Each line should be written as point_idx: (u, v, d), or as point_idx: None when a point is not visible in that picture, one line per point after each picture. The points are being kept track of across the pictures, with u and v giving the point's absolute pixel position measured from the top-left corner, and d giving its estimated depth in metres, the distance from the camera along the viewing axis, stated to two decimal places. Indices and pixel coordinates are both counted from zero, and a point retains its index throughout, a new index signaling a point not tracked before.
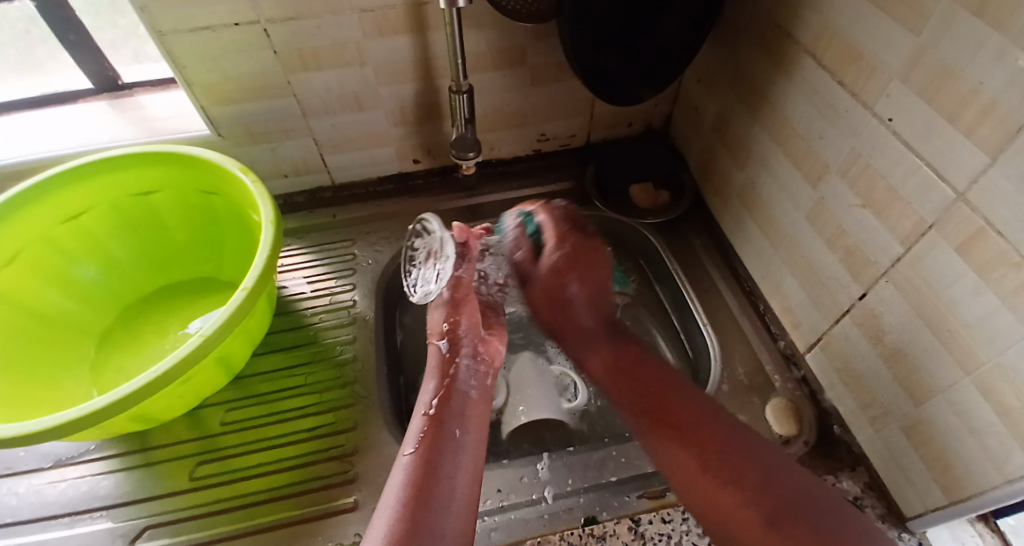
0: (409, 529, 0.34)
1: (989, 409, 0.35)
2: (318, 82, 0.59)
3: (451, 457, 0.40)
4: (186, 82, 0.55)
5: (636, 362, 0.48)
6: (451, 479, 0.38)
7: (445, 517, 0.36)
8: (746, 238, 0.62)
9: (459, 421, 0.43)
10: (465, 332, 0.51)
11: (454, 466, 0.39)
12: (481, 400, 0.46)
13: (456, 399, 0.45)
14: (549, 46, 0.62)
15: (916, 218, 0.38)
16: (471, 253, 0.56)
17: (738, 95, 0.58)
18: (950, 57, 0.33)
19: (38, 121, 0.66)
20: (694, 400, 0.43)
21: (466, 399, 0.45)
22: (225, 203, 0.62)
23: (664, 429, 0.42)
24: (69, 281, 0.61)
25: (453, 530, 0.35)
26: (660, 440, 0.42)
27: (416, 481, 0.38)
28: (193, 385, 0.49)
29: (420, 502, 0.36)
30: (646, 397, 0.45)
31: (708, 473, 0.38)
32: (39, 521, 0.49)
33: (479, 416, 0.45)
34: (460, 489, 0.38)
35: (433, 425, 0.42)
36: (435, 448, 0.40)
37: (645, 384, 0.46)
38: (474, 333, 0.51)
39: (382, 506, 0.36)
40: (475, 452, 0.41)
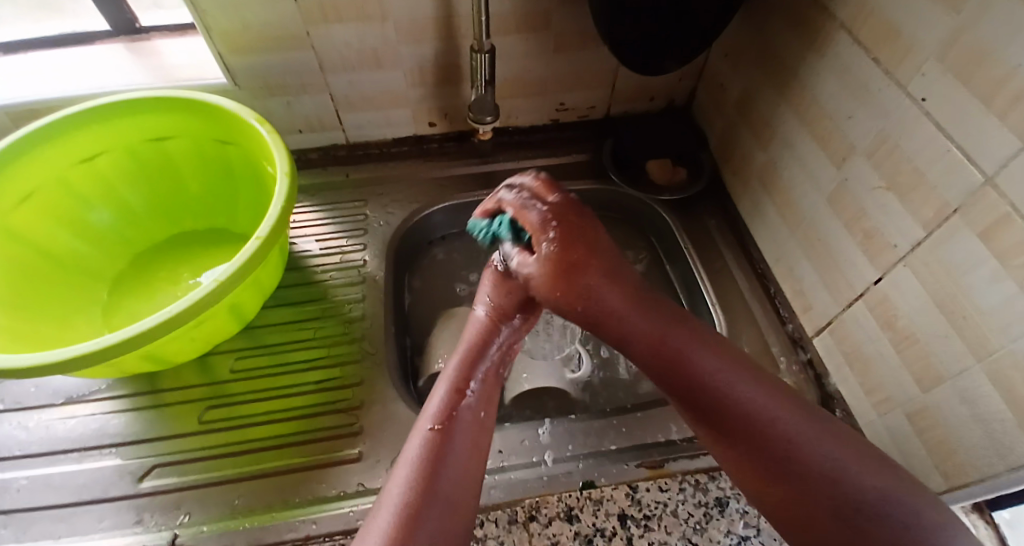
0: (421, 503, 0.34)
1: (998, 396, 0.35)
2: (337, 35, 0.58)
3: (466, 434, 0.40)
4: (204, 26, 0.55)
5: (682, 334, 0.39)
6: (462, 455, 0.38)
7: (451, 495, 0.36)
8: (762, 220, 0.61)
9: (482, 400, 0.43)
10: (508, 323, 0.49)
11: (468, 442, 0.39)
12: (495, 383, 0.45)
13: (479, 378, 0.44)
14: (574, 12, 0.60)
15: (941, 202, 0.38)
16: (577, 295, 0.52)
17: (765, 72, 0.57)
18: (989, 37, 0.32)
19: (51, 60, 0.65)
20: (713, 359, 0.37)
21: (487, 380, 0.45)
22: (240, 153, 0.61)
23: (703, 419, 0.37)
24: (81, 225, 0.62)
25: (461, 507, 0.35)
26: (712, 436, 0.36)
27: (430, 454, 0.37)
28: (205, 331, 0.50)
29: (433, 476, 0.36)
30: (681, 379, 0.37)
31: (770, 475, 0.34)
32: (49, 455, 0.50)
33: (492, 396, 0.44)
34: (466, 464, 0.38)
35: (455, 398, 0.42)
36: (453, 425, 0.40)
37: (686, 364, 0.37)
38: (513, 312, 0.49)
39: (396, 475, 0.36)
40: (485, 431, 0.41)
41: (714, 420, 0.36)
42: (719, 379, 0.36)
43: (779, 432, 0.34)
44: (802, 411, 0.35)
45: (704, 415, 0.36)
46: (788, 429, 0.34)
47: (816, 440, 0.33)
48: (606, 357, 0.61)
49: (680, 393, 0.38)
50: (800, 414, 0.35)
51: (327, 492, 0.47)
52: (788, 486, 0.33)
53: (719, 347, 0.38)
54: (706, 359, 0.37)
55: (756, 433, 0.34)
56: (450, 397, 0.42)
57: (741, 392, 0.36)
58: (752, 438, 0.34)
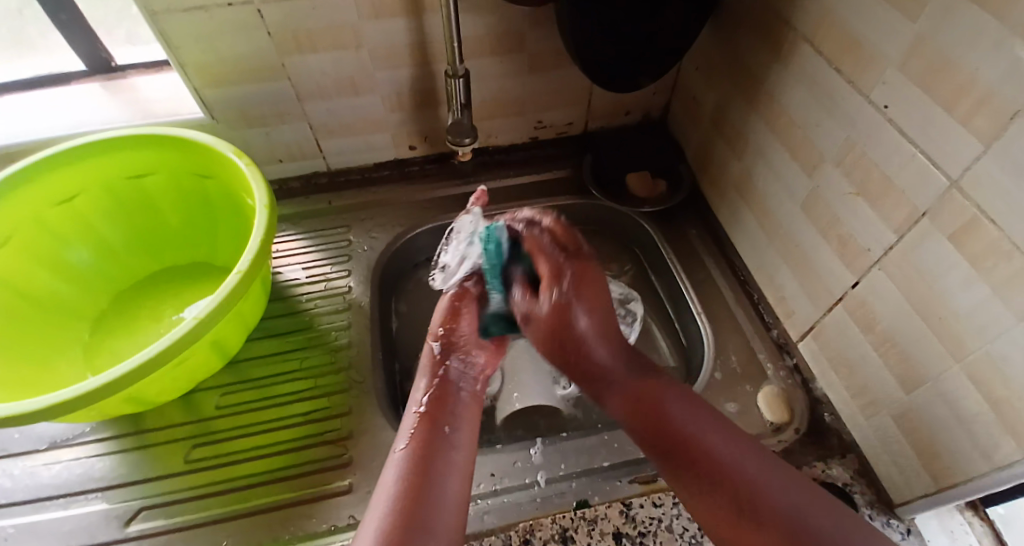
0: (401, 530, 0.34)
1: (978, 396, 0.36)
2: (313, 66, 0.58)
3: (444, 456, 0.40)
4: (179, 62, 0.55)
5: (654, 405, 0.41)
6: (445, 478, 0.38)
7: (437, 519, 0.35)
8: (741, 229, 0.62)
9: (453, 419, 0.42)
10: (464, 337, 0.49)
11: (447, 464, 0.39)
12: (475, 405, 0.45)
13: (450, 401, 0.44)
14: (547, 32, 0.61)
15: (910, 206, 0.38)
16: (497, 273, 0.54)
17: (736, 84, 0.58)
18: (946, 45, 0.33)
19: (27, 102, 0.65)
20: (699, 417, 0.40)
21: (460, 399, 0.44)
22: (219, 186, 0.61)
23: (676, 464, 0.38)
24: (62, 265, 0.61)
25: (447, 532, 0.35)
26: (684, 486, 0.37)
27: (408, 481, 0.37)
28: (187, 367, 0.49)
29: (413, 502, 0.36)
30: (661, 429, 0.40)
31: (744, 521, 0.34)
32: (34, 503, 0.49)
33: (472, 415, 0.44)
34: (452, 487, 0.38)
35: (427, 424, 0.41)
36: (430, 449, 0.40)
37: (662, 417, 0.40)
38: (468, 342, 0.49)
39: (374, 505, 0.36)
40: (468, 450, 0.41)
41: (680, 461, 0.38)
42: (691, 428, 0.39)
43: (747, 481, 0.36)
44: (771, 467, 0.36)
45: (673, 456, 0.39)
46: (759, 481, 0.35)
47: (783, 491, 0.35)
48: None
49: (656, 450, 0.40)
50: (775, 475, 0.36)
51: (318, 526, 0.46)
52: (768, 535, 0.33)
53: (692, 402, 0.41)
54: (683, 416, 0.40)
55: (735, 489, 0.35)
56: (423, 423, 0.41)
57: (711, 446, 0.38)
58: (720, 485, 0.36)
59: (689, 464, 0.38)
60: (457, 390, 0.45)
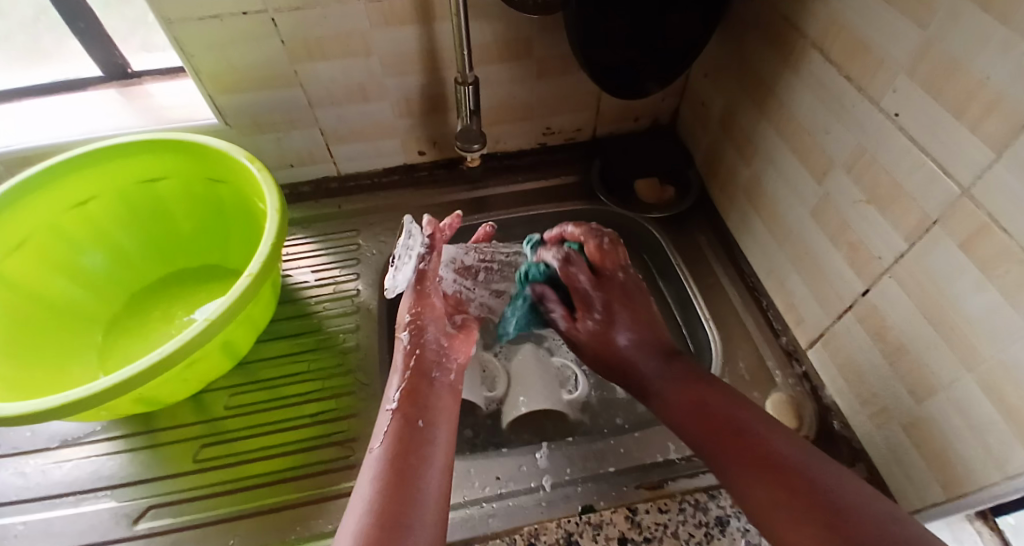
0: (383, 525, 0.34)
1: (991, 405, 0.35)
2: (325, 72, 0.59)
3: (420, 451, 0.40)
4: (194, 70, 0.56)
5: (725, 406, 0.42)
6: (425, 474, 0.38)
7: (419, 513, 0.35)
8: (750, 235, 0.62)
9: (427, 413, 0.43)
10: (432, 323, 0.48)
11: (424, 460, 0.39)
12: (452, 396, 0.45)
13: (424, 395, 0.44)
14: (555, 39, 0.62)
15: (921, 214, 0.38)
16: (438, 247, 0.52)
17: (744, 90, 0.58)
18: (957, 52, 0.33)
19: (48, 108, 0.66)
20: (739, 409, 0.42)
21: (434, 391, 0.45)
22: (231, 191, 0.62)
23: (722, 449, 0.40)
24: (75, 268, 0.62)
25: (430, 525, 0.35)
26: (731, 472, 0.38)
27: (386, 479, 0.37)
28: (197, 370, 0.50)
29: (394, 498, 0.36)
30: (712, 421, 0.42)
31: (789, 501, 0.34)
32: (45, 500, 0.49)
33: (448, 407, 0.44)
34: (432, 481, 0.38)
35: (401, 422, 0.42)
36: (406, 446, 0.40)
37: (717, 414, 0.42)
38: (440, 330, 0.49)
39: (353, 504, 0.36)
40: (445, 443, 0.41)
41: (742, 454, 0.38)
42: (762, 429, 0.40)
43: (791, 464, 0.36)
44: (813, 456, 0.37)
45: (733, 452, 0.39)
46: (805, 466, 0.36)
47: (823, 476, 0.35)
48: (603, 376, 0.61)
49: (709, 441, 0.41)
50: (816, 460, 0.36)
51: (324, 527, 0.46)
52: (810, 513, 0.33)
53: (745, 404, 0.42)
54: (730, 410, 0.42)
55: (780, 472, 0.36)
56: (396, 422, 0.42)
57: (756, 437, 0.39)
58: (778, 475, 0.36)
59: (747, 458, 0.38)
60: (431, 382, 0.45)
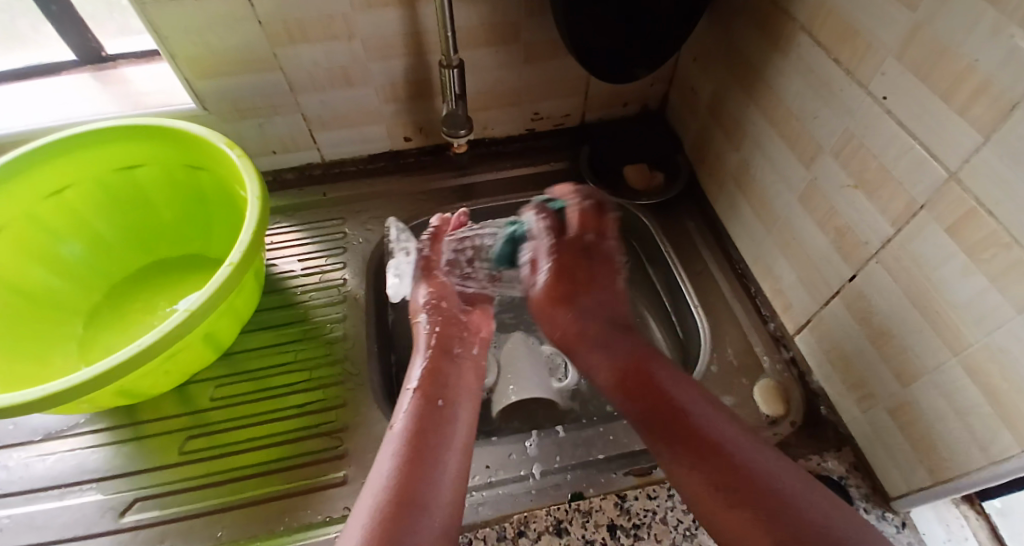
0: (402, 498, 0.35)
1: (976, 389, 0.35)
2: (306, 56, 0.58)
3: (441, 429, 0.41)
4: (169, 54, 0.54)
5: (666, 391, 0.43)
6: (445, 450, 0.39)
7: (439, 489, 0.36)
8: (739, 221, 0.62)
9: (447, 392, 0.44)
10: (447, 299, 0.53)
11: (447, 438, 0.40)
12: (474, 373, 0.48)
13: (446, 375, 0.46)
14: (542, 22, 0.61)
15: (908, 198, 0.38)
16: (444, 235, 0.57)
17: (733, 75, 0.57)
18: (946, 34, 0.33)
19: (18, 94, 0.64)
20: (681, 383, 0.44)
21: (454, 375, 0.46)
22: (212, 178, 0.61)
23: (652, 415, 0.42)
24: (54, 259, 0.60)
25: (446, 502, 0.36)
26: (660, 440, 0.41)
27: (408, 454, 0.38)
28: (181, 359, 0.49)
29: (414, 474, 0.37)
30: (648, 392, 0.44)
31: (706, 468, 0.37)
32: (28, 494, 0.49)
33: (467, 391, 0.46)
34: (451, 459, 0.39)
35: (422, 400, 0.43)
36: (426, 423, 0.41)
37: (652, 384, 0.44)
38: (456, 308, 0.53)
39: (374, 478, 0.37)
40: (464, 422, 0.42)
41: (665, 423, 0.41)
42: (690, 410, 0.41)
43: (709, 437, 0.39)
44: (740, 433, 0.39)
45: (663, 431, 0.40)
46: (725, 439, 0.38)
47: (742, 451, 0.37)
48: None
49: (643, 409, 0.43)
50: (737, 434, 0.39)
51: (312, 518, 0.46)
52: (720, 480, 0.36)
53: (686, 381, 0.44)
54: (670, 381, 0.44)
55: (703, 444, 0.38)
56: (416, 400, 0.43)
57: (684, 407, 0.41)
58: (709, 457, 0.37)
59: (669, 428, 0.40)
60: (448, 362, 0.47)
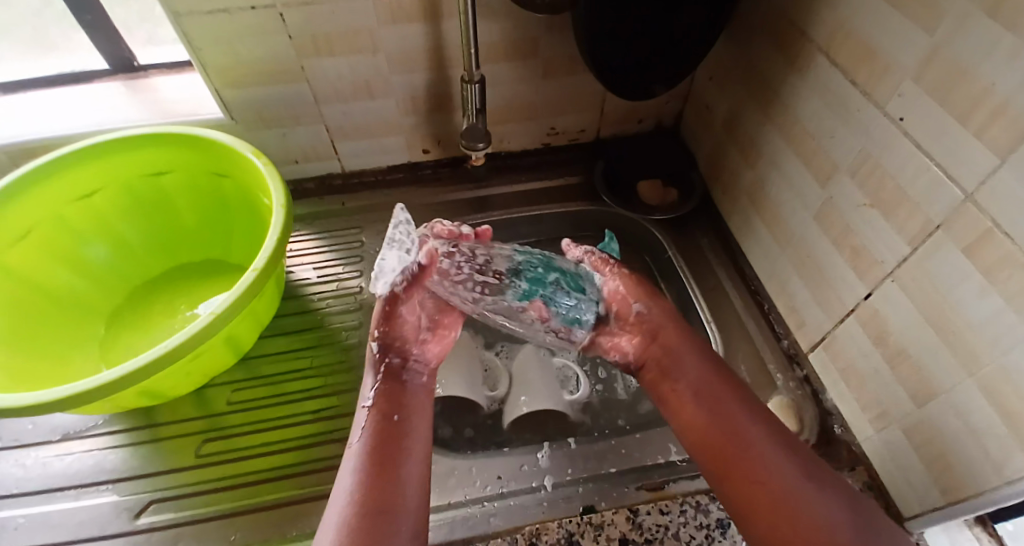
0: (362, 523, 0.35)
1: (992, 409, 0.35)
2: (331, 68, 0.59)
3: (399, 445, 0.40)
4: (200, 63, 0.56)
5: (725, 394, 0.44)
6: (403, 469, 0.39)
7: (400, 510, 0.37)
8: (753, 237, 0.62)
9: (402, 409, 0.43)
10: (402, 334, 0.46)
11: (403, 457, 0.40)
12: (427, 388, 0.46)
13: (401, 389, 0.44)
14: (561, 39, 0.62)
15: (925, 218, 0.38)
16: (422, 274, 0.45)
17: (749, 93, 0.58)
18: (964, 58, 0.33)
19: (51, 99, 0.66)
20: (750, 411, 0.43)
21: (409, 390, 0.45)
22: (235, 186, 0.62)
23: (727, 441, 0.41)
24: (79, 261, 0.62)
25: (408, 515, 0.37)
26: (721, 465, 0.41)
27: (368, 475, 0.38)
28: (201, 363, 0.50)
29: (373, 498, 0.36)
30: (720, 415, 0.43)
31: (769, 503, 0.37)
32: (46, 493, 0.49)
33: (424, 405, 0.45)
34: (410, 476, 0.39)
35: (377, 418, 0.42)
36: (383, 442, 0.40)
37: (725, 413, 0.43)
38: (408, 335, 0.46)
39: (335, 499, 0.37)
40: (421, 434, 0.42)
41: (730, 450, 0.41)
42: (758, 442, 0.41)
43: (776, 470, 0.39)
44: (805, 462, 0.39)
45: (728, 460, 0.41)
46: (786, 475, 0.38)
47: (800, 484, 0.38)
48: (605, 378, 0.60)
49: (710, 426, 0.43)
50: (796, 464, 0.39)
51: None
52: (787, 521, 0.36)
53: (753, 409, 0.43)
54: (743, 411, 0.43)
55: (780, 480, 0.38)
56: (371, 420, 0.42)
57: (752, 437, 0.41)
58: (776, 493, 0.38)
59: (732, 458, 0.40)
60: (404, 380, 0.45)
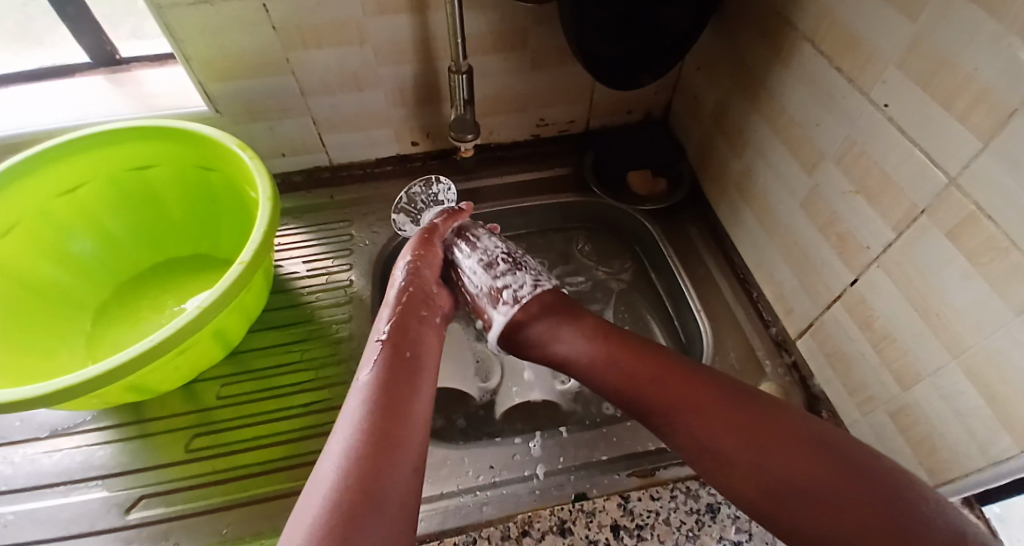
0: (372, 442, 0.35)
1: (975, 390, 0.36)
2: (318, 60, 0.59)
3: (411, 380, 0.40)
4: (184, 56, 0.55)
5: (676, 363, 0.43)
6: (413, 399, 0.39)
7: (406, 435, 0.36)
8: (741, 226, 0.62)
9: (415, 346, 0.43)
10: (428, 265, 0.52)
11: (414, 389, 0.40)
12: (437, 334, 0.47)
13: (414, 332, 0.45)
14: (549, 30, 0.62)
15: (909, 204, 0.39)
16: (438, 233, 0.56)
17: (736, 83, 0.58)
18: (946, 44, 0.34)
19: (32, 93, 0.65)
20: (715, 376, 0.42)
21: (419, 327, 0.46)
22: (222, 179, 0.62)
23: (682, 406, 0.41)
24: (65, 255, 0.61)
25: (416, 443, 0.36)
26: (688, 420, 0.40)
27: (377, 401, 0.38)
28: (190, 357, 0.49)
29: (382, 420, 0.36)
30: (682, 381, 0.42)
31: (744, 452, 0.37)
32: (34, 490, 0.49)
33: (432, 346, 0.45)
34: (419, 408, 0.39)
35: (390, 351, 0.42)
36: (395, 371, 0.40)
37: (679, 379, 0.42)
38: (430, 279, 0.51)
39: (342, 425, 0.36)
40: (429, 373, 0.42)
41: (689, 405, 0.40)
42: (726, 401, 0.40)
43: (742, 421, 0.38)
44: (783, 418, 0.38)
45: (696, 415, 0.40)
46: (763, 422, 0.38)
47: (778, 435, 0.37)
48: None
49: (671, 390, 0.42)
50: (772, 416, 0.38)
51: None
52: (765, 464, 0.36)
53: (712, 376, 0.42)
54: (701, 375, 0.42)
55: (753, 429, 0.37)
56: (385, 352, 0.42)
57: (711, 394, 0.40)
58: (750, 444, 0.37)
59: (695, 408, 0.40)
60: (418, 320, 0.46)
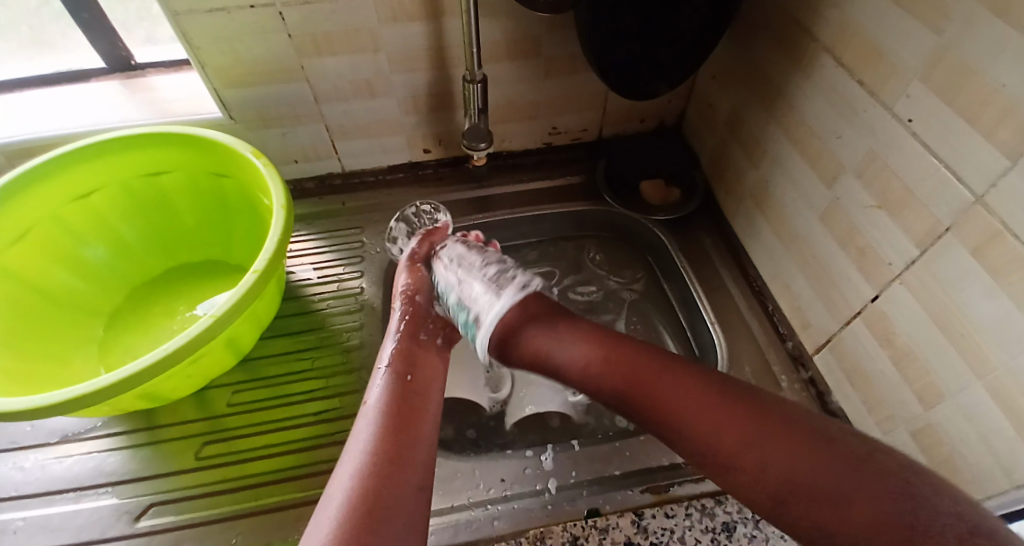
0: (380, 465, 0.34)
1: (1000, 412, 0.35)
2: (332, 68, 0.59)
3: (416, 402, 0.40)
4: (199, 62, 0.55)
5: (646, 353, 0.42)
6: (420, 423, 0.39)
7: (414, 457, 0.36)
8: (757, 238, 0.62)
9: (418, 370, 0.43)
10: (423, 290, 0.53)
11: (422, 412, 0.40)
12: (443, 358, 0.47)
13: (417, 355, 0.45)
14: (563, 39, 0.62)
15: (933, 220, 0.38)
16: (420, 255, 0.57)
17: (752, 93, 0.58)
18: (972, 59, 0.33)
19: (48, 98, 0.66)
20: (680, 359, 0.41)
21: (424, 351, 0.46)
22: (235, 186, 0.62)
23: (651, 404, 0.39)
24: (77, 260, 0.61)
25: (423, 463, 0.36)
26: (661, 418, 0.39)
27: (385, 424, 0.38)
28: (201, 365, 0.49)
29: (389, 443, 0.36)
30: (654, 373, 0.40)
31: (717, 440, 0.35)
32: (45, 496, 0.49)
33: (437, 369, 0.45)
34: (427, 430, 0.38)
35: (393, 376, 0.42)
36: (401, 395, 0.40)
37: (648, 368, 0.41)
38: (427, 303, 0.52)
39: (349, 451, 0.36)
40: (434, 395, 0.42)
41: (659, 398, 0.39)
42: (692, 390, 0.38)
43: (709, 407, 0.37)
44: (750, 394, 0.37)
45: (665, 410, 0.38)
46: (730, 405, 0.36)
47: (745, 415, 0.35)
48: None
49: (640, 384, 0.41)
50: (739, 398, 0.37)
51: None
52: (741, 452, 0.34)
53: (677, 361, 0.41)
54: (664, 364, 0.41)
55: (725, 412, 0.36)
56: (388, 377, 0.42)
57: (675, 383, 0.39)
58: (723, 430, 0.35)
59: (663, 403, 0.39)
60: (420, 344, 0.46)
